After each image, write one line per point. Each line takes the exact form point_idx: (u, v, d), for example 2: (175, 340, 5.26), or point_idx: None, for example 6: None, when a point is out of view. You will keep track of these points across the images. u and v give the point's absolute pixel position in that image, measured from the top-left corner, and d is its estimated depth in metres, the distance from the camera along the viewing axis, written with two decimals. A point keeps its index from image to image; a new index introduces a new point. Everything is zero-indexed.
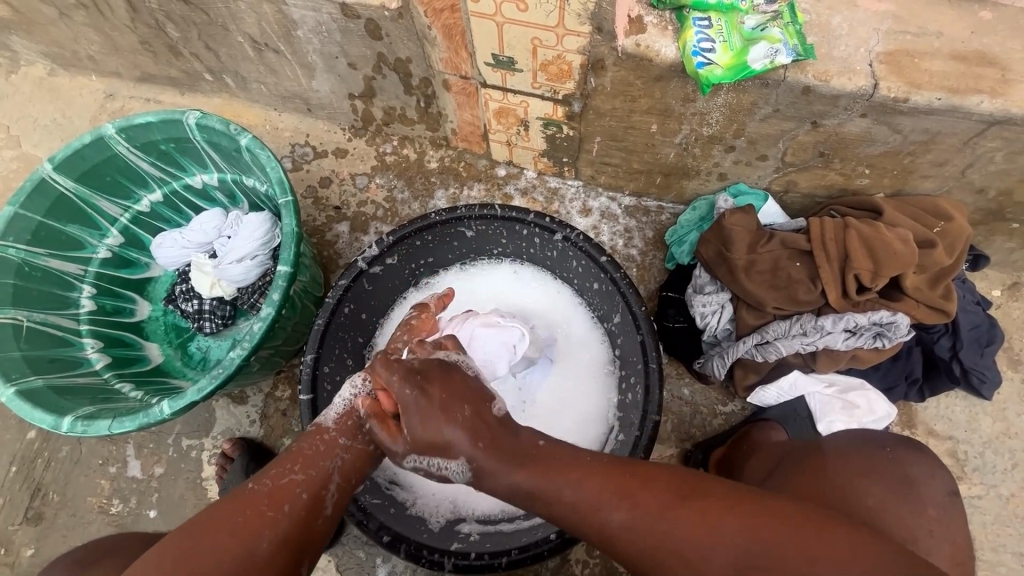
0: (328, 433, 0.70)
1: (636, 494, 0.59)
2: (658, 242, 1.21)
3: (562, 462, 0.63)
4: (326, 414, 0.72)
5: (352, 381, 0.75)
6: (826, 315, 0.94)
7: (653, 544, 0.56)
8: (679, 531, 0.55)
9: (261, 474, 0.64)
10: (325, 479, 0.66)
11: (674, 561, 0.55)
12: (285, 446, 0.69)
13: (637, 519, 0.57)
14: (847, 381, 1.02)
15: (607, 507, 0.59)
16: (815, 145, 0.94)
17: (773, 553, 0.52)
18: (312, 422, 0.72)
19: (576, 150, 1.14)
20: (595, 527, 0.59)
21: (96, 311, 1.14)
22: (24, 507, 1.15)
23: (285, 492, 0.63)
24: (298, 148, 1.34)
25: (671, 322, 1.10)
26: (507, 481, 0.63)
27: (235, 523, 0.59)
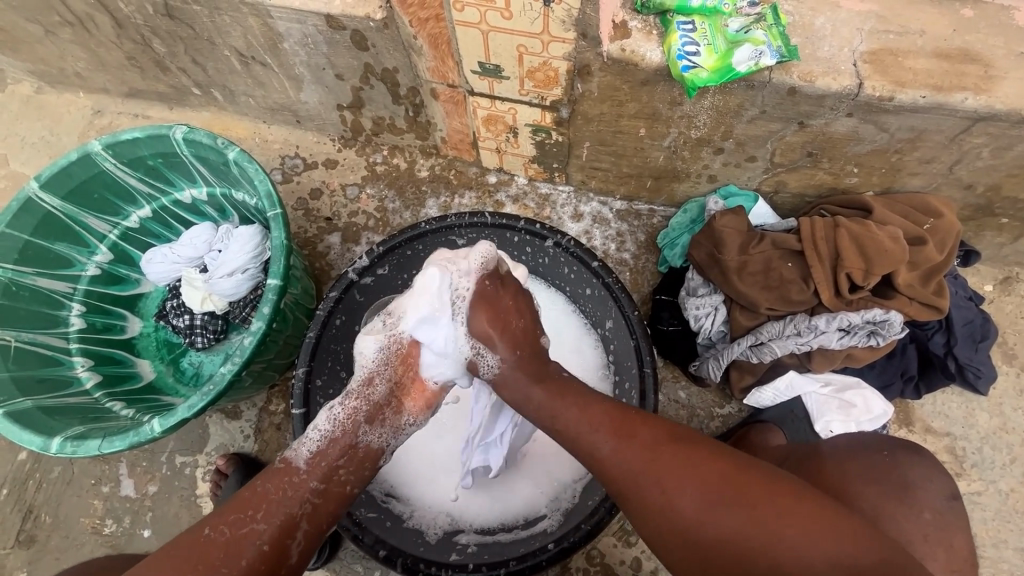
0: (299, 477, 0.69)
1: (634, 428, 0.64)
2: (650, 245, 1.21)
3: (572, 403, 0.67)
4: (298, 451, 0.71)
5: (330, 413, 0.74)
6: (820, 314, 0.94)
7: (630, 466, 0.61)
8: (657, 467, 0.60)
9: (220, 520, 0.64)
10: (291, 528, 0.66)
11: (650, 489, 0.59)
12: (252, 480, 0.69)
13: (627, 448, 0.62)
14: (842, 379, 1.01)
15: (599, 434, 0.64)
16: (803, 145, 0.94)
17: (730, 491, 0.57)
18: (282, 458, 0.71)
19: (565, 156, 1.14)
20: (587, 448, 0.65)
21: (86, 328, 1.13)
22: (16, 530, 1.14)
23: (247, 543, 0.64)
24: (288, 160, 1.34)
25: (665, 325, 1.10)
26: (523, 393, 0.72)
27: (198, 573, 0.61)
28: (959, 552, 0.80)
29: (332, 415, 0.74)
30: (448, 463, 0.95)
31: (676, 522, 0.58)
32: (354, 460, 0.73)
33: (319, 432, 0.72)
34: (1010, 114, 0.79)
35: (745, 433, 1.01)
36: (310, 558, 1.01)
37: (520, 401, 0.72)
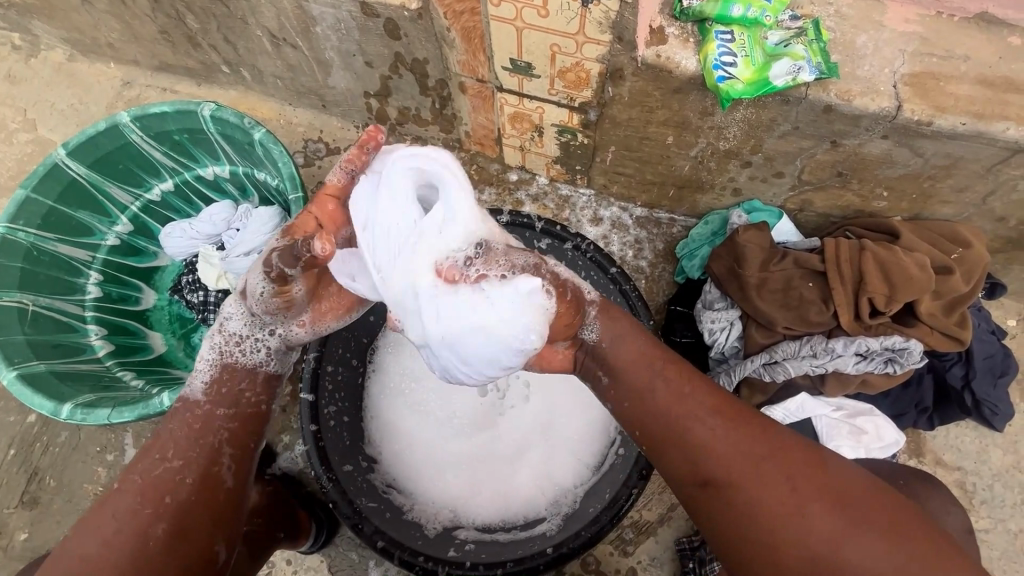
0: (202, 410, 0.71)
1: (743, 419, 0.64)
2: (668, 255, 1.19)
3: (668, 377, 0.67)
4: (194, 384, 0.73)
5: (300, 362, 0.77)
6: (837, 337, 0.92)
7: (737, 462, 0.61)
8: (764, 466, 0.61)
9: (132, 471, 0.67)
10: (216, 454, 0.69)
11: (760, 495, 0.60)
12: (163, 425, 0.71)
13: (735, 441, 0.62)
14: (855, 405, 0.98)
15: (704, 419, 0.64)
16: (833, 165, 0.93)
17: (842, 507, 0.58)
18: (268, 409, 0.74)
19: (589, 158, 1.13)
20: (691, 432, 0.63)
21: (102, 297, 1.13)
22: (20, 490, 1.15)
23: (165, 485, 0.66)
24: (311, 144, 1.34)
25: (678, 337, 1.09)
26: (619, 368, 0.70)
27: (117, 523, 0.63)
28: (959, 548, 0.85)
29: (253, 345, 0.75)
30: (450, 458, 0.94)
31: (794, 534, 0.58)
32: (258, 385, 0.75)
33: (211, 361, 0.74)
34: None
35: None
36: (306, 542, 1.01)
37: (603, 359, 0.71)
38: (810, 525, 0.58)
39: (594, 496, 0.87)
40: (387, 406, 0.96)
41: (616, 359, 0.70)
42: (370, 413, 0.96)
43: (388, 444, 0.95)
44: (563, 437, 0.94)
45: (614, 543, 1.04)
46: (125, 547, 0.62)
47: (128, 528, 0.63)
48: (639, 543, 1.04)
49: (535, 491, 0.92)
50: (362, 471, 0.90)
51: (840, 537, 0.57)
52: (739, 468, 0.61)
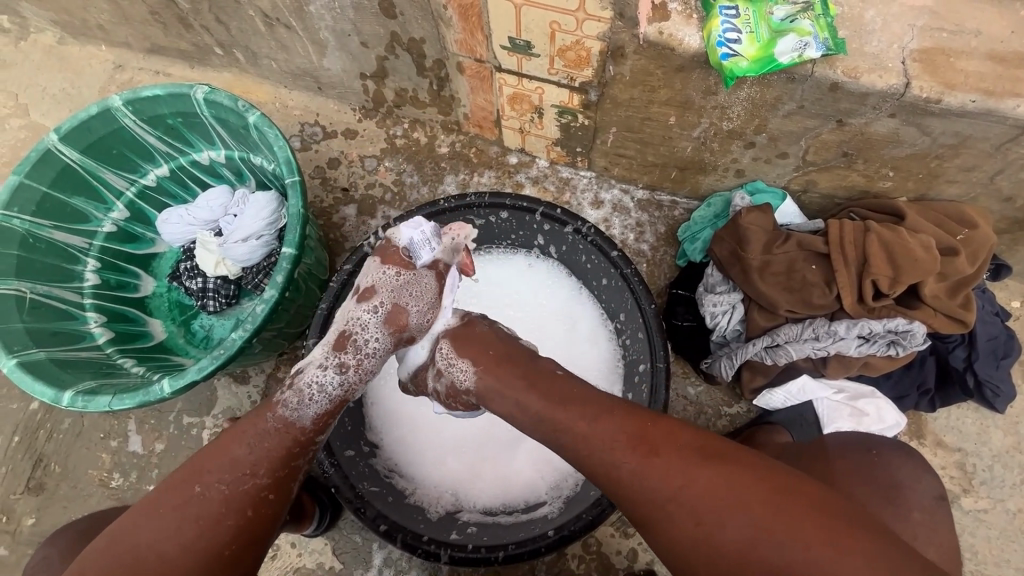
0: (304, 435, 0.71)
1: (656, 447, 0.62)
2: (670, 238, 1.18)
3: (575, 413, 0.66)
4: (305, 414, 0.70)
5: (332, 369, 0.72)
6: (840, 320, 0.92)
7: (656, 496, 0.60)
8: (683, 490, 0.59)
9: (209, 479, 0.66)
10: (294, 472, 0.70)
11: (683, 519, 0.59)
12: (238, 430, 0.69)
13: (653, 473, 0.61)
14: (856, 388, 0.99)
15: (619, 453, 0.63)
16: (839, 144, 0.91)
17: (769, 522, 0.55)
18: (278, 418, 0.69)
19: (591, 140, 1.11)
20: (610, 470, 0.63)
21: (100, 285, 1.13)
22: (26, 476, 1.16)
23: (250, 499, 0.66)
24: (308, 127, 1.32)
25: (679, 320, 1.09)
26: (519, 396, 0.69)
27: (197, 528, 0.64)
28: (948, 549, 0.81)
29: (342, 379, 0.72)
30: (449, 442, 0.94)
31: (726, 555, 0.56)
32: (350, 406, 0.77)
33: (331, 396, 0.72)
34: None
35: (751, 434, 0.99)
36: (310, 525, 1.02)
37: (511, 407, 0.70)
38: (719, 540, 0.57)
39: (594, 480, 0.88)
40: (387, 391, 0.96)
41: (527, 405, 0.69)
42: (370, 400, 0.96)
43: (390, 431, 0.94)
44: None
45: (615, 525, 1.04)
46: (201, 554, 0.63)
47: (209, 535, 0.64)
48: None
49: (537, 475, 0.92)
50: (364, 456, 0.91)
51: (770, 552, 0.55)
52: (655, 496, 0.60)
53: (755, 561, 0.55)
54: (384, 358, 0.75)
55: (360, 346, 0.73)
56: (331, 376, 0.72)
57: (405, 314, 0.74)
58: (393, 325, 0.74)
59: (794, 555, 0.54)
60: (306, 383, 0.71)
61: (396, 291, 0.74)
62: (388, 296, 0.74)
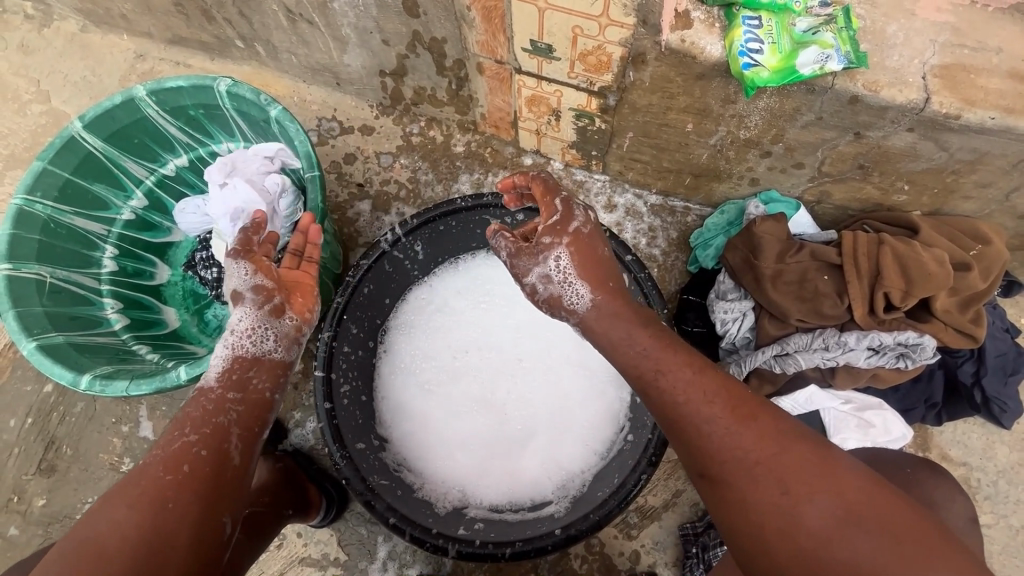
0: (213, 394, 0.74)
1: (754, 413, 0.62)
2: (682, 243, 1.19)
3: (682, 362, 0.67)
4: (207, 376, 0.76)
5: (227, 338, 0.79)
6: (851, 331, 0.92)
7: (741, 456, 0.60)
8: (775, 457, 0.59)
9: (147, 452, 0.67)
10: (223, 432, 0.71)
11: (767, 487, 0.58)
12: (174, 413, 0.73)
13: (744, 432, 0.61)
14: (864, 399, 0.99)
15: (713, 407, 0.63)
16: (855, 157, 0.91)
17: (859, 512, 0.55)
18: (195, 387, 0.75)
19: (606, 144, 1.12)
20: (698, 420, 0.63)
21: (118, 271, 1.14)
22: (38, 458, 1.17)
23: (183, 455, 0.66)
24: (325, 122, 1.33)
25: (690, 326, 1.09)
26: (625, 335, 0.72)
27: (138, 492, 0.63)
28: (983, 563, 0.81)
29: (226, 339, 0.78)
30: (460, 437, 0.96)
31: (804, 535, 0.56)
32: (263, 371, 0.79)
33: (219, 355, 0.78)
34: None
35: None
36: (317, 516, 1.03)
37: (620, 340, 0.72)
38: (799, 524, 0.56)
39: (601, 481, 0.89)
40: (398, 386, 0.98)
41: (637, 343, 0.70)
42: (382, 395, 0.98)
43: (400, 424, 0.96)
44: (568, 433, 0.95)
45: (619, 527, 1.05)
46: (141, 517, 0.61)
47: (148, 492, 0.63)
48: (643, 527, 1.05)
49: (544, 473, 0.93)
50: (374, 450, 0.92)
51: (854, 540, 0.54)
52: (744, 455, 0.60)
53: (828, 551, 0.54)
54: (254, 314, 0.80)
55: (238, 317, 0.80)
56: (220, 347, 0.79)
57: (237, 288, 0.81)
58: (237, 302, 0.81)
59: (875, 552, 0.53)
60: (209, 360, 0.78)
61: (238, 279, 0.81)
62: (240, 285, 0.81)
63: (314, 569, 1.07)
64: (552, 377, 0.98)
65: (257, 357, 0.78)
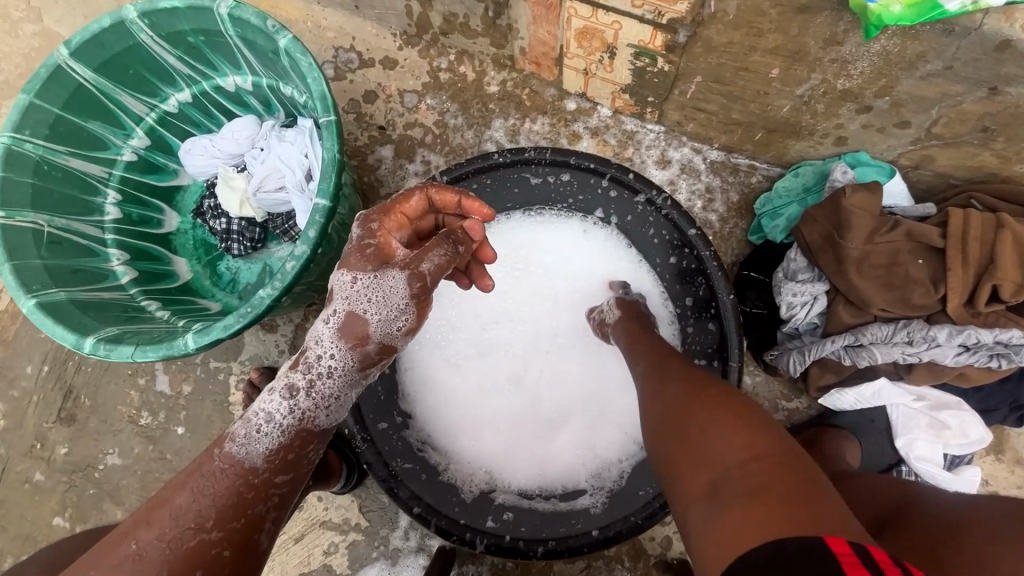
0: (258, 478, 0.56)
1: (700, 412, 0.54)
2: (743, 208, 1.04)
3: (669, 375, 0.63)
4: (250, 451, 0.56)
5: (270, 396, 0.59)
6: (940, 325, 0.80)
7: (673, 460, 0.52)
8: (704, 458, 0.49)
9: (154, 529, 0.53)
10: (257, 523, 0.56)
11: (693, 492, 0.49)
12: (189, 473, 0.56)
13: (683, 438, 0.53)
14: (940, 397, 0.89)
15: (669, 409, 0.57)
16: (980, 117, 0.75)
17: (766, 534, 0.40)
18: (224, 451, 0.56)
19: (667, 89, 0.96)
20: (655, 424, 0.58)
21: (122, 219, 1.06)
22: (57, 407, 1.15)
23: (199, 554, 0.53)
24: (342, 52, 1.18)
25: (749, 306, 0.97)
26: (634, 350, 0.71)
27: None
28: None
29: (291, 405, 0.59)
30: (487, 418, 0.88)
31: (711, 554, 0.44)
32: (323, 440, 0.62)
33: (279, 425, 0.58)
34: None
35: (816, 435, 0.92)
36: (338, 484, 0.99)
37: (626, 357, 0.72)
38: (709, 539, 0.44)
39: (643, 477, 0.84)
40: (423, 358, 0.89)
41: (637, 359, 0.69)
42: (406, 366, 0.89)
43: (423, 399, 0.88)
44: (607, 422, 0.87)
45: None
46: None
47: None
48: None
49: (580, 461, 0.86)
50: (397, 430, 0.86)
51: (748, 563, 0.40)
52: (673, 456, 0.53)
53: None
54: (348, 377, 0.60)
55: (313, 364, 0.59)
56: (279, 403, 0.59)
57: (364, 327, 0.59)
58: (345, 321, 0.60)
59: None
60: (253, 411, 0.58)
61: (351, 298, 0.59)
62: (344, 304, 0.60)
63: (334, 534, 1.05)
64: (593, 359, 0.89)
65: (317, 431, 0.60)
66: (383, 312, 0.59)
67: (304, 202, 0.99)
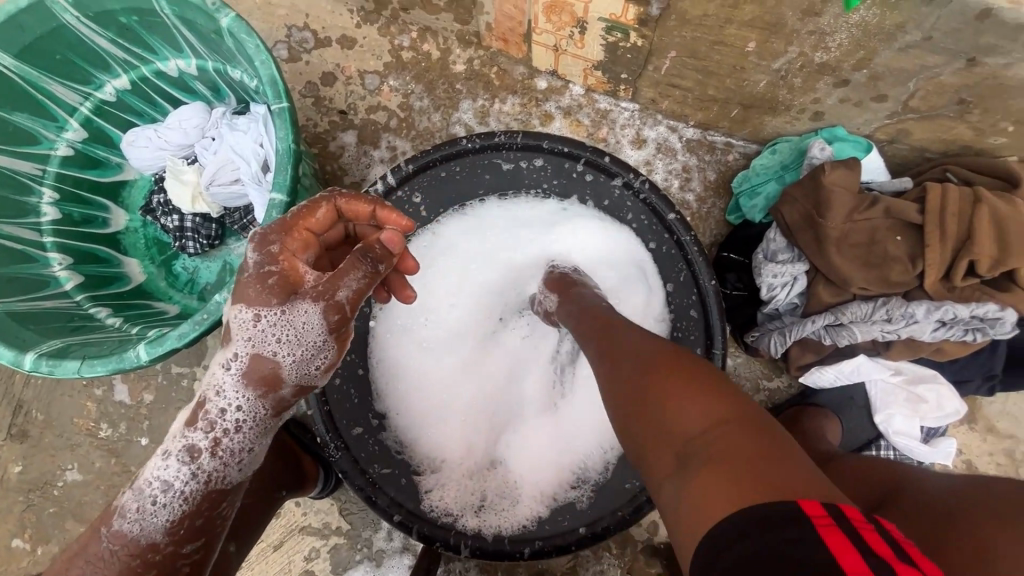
0: (162, 553, 0.58)
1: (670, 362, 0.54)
2: (720, 188, 1.02)
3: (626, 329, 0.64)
4: (155, 523, 0.58)
5: (169, 455, 0.59)
6: (918, 301, 0.80)
7: (640, 391, 0.54)
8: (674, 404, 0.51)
9: None
10: None
11: (664, 426, 0.50)
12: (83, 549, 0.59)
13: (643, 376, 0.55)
14: (917, 371, 0.90)
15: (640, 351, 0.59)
16: (958, 89, 0.73)
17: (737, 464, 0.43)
18: (122, 522, 0.58)
19: (640, 66, 0.92)
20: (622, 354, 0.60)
21: (62, 220, 0.97)
22: (7, 423, 1.08)
23: None
24: (295, 31, 1.10)
25: (729, 288, 0.96)
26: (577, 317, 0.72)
27: None
28: None
29: (192, 468, 0.59)
30: (461, 412, 0.85)
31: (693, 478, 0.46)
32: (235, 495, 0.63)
33: (184, 485, 0.59)
34: None
35: (796, 416, 0.92)
36: (315, 489, 0.96)
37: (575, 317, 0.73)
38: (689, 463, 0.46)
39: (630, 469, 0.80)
40: (400, 352, 0.85)
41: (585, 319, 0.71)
42: (377, 360, 0.85)
43: (399, 396, 0.84)
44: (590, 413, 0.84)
45: None
46: None
47: None
48: None
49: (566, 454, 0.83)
50: (372, 433, 0.82)
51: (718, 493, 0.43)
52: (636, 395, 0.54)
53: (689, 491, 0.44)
54: (255, 429, 0.61)
55: (215, 418, 0.59)
56: (178, 469, 0.59)
57: (271, 373, 0.59)
58: (253, 367, 0.59)
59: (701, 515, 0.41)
60: (146, 481, 0.58)
61: (254, 341, 0.58)
62: (246, 346, 0.59)
63: (314, 539, 1.02)
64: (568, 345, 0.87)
65: (228, 488, 0.61)
66: (291, 357, 0.59)
67: (262, 196, 0.93)
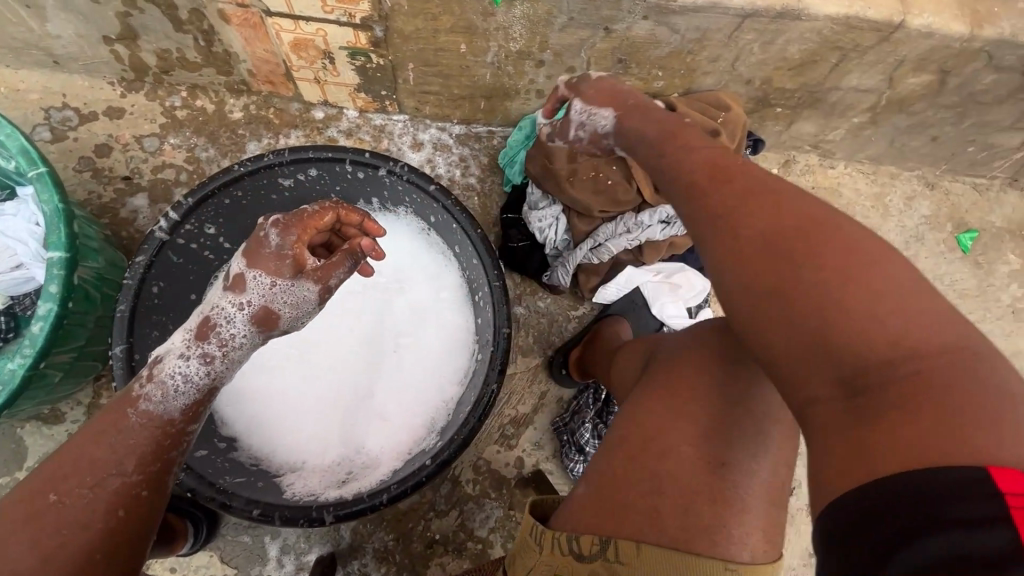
0: (174, 434, 0.63)
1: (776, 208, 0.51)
2: (493, 167, 1.21)
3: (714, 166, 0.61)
4: (171, 407, 0.63)
5: (184, 357, 0.67)
6: (644, 210, 1.04)
7: (762, 243, 0.50)
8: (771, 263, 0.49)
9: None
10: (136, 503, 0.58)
11: (768, 291, 0.48)
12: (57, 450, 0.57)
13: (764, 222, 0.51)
14: (670, 266, 1.14)
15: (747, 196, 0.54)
16: (612, 52, 0.99)
17: (825, 336, 0.45)
18: (136, 409, 0.61)
19: (392, 81, 1.08)
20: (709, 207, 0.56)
21: None
22: None
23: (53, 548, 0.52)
24: (54, 112, 1.10)
25: (514, 242, 1.14)
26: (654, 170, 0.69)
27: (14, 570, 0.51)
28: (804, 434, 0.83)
29: (208, 369, 0.68)
30: (311, 410, 0.96)
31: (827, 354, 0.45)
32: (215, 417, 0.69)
33: (198, 387, 0.66)
34: (768, 9, 0.89)
35: (598, 328, 1.10)
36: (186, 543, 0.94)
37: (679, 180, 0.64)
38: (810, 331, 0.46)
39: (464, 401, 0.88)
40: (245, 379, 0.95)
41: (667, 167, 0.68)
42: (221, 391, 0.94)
43: (251, 417, 0.94)
44: (425, 375, 0.98)
45: (498, 441, 1.12)
46: None
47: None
48: (520, 435, 1.13)
49: (412, 414, 0.95)
50: (223, 452, 0.87)
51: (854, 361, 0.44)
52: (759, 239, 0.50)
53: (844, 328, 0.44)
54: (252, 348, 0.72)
55: (222, 333, 0.69)
56: (195, 366, 0.67)
57: (275, 317, 0.72)
58: (264, 317, 0.71)
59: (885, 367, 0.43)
60: (168, 373, 0.65)
61: (268, 295, 0.71)
62: (259, 296, 0.71)
63: None
64: (391, 324, 1.02)
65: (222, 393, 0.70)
66: (295, 303, 0.73)
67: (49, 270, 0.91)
